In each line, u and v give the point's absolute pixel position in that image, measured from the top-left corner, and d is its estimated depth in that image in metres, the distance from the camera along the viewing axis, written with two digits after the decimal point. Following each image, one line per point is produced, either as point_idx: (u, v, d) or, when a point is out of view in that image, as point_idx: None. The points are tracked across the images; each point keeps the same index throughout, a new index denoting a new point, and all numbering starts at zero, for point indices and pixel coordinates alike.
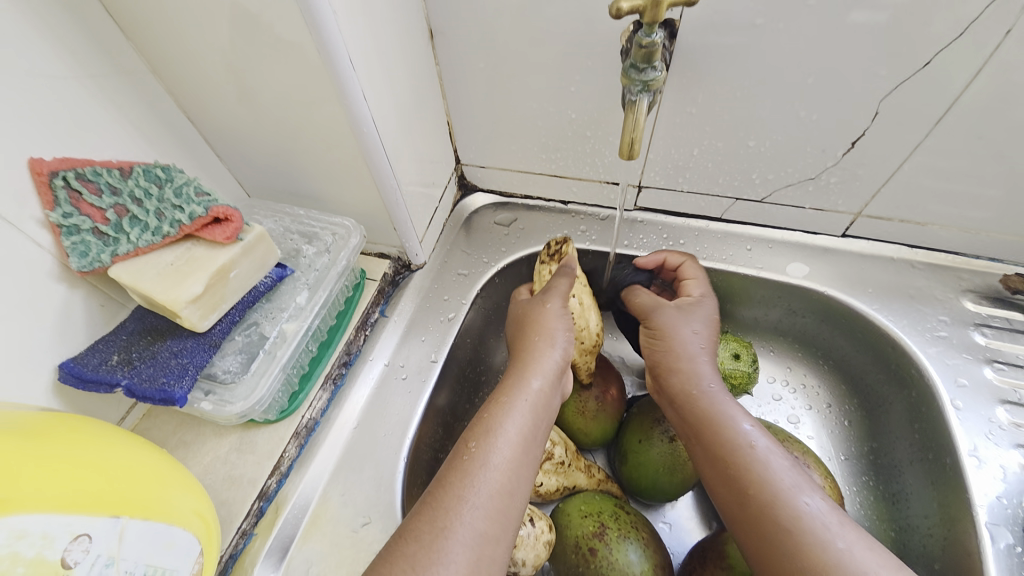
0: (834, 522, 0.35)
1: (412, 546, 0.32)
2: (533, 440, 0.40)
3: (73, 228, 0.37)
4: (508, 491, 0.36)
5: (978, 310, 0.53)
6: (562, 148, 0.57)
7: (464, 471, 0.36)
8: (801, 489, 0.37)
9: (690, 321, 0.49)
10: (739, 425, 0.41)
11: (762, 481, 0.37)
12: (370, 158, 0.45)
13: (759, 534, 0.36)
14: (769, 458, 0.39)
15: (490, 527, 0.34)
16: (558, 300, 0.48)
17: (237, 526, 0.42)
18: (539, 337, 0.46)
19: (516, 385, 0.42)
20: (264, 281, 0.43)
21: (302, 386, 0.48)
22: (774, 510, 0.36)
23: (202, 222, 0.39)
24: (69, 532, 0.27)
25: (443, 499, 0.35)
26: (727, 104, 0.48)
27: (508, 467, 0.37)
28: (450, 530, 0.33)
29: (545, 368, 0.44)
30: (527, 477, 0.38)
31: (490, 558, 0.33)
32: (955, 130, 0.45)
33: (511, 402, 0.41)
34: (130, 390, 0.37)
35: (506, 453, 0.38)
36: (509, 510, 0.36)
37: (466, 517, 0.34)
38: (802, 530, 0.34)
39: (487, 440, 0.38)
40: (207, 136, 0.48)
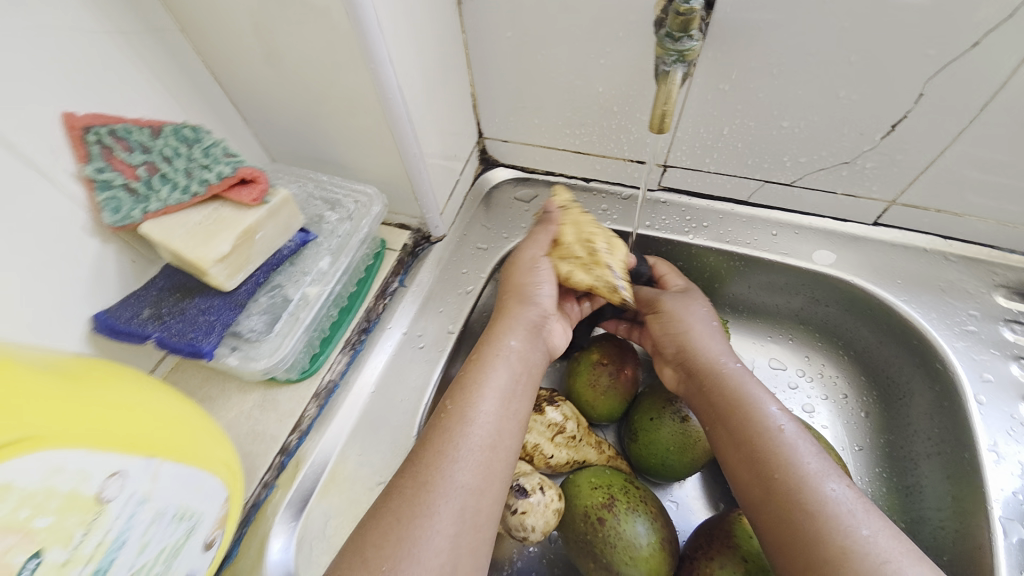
0: (858, 509, 0.35)
1: (396, 502, 0.35)
2: (516, 394, 0.42)
3: (106, 183, 0.37)
4: (493, 442, 0.39)
5: (1009, 306, 0.51)
6: (588, 123, 0.56)
7: (445, 427, 0.39)
8: (824, 475, 0.37)
9: (692, 307, 0.51)
10: (765, 408, 0.41)
11: (782, 466, 0.38)
12: (394, 125, 0.45)
13: (778, 520, 0.36)
14: (793, 443, 0.39)
15: (476, 479, 0.37)
16: (536, 254, 0.50)
17: (260, 478, 0.43)
18: (519, 291, 0.48)
19: (496, 338, 0.45)
20: (288, 245, 0.44)
21: (322, 349, 0.49)
22: (798, 495, 0.36)
23: (229, 183, 0.40)
24: (105, 470, 0.28)
25: (427, 456, 0.37)
26: (762, 81, 0.46)
27: (492, 422, 0.40)
28: (434, 484, 0.36)
29: (522, 322, 0.47)
30: (513, 431, 0.41)
31: (477, 509, 0.36)
32: (1004, 116, 0.42)
33: (489, 359, 0.43)
34: (161, 343, 0.38)
35: (488, 408, 0.40)
36: (495, 462, 0.38)
37: (450, 471, 0.36)
38: (824, 516, 0.35)
39: (465, 397, 0.41)
40: (234, 98, 0.48)
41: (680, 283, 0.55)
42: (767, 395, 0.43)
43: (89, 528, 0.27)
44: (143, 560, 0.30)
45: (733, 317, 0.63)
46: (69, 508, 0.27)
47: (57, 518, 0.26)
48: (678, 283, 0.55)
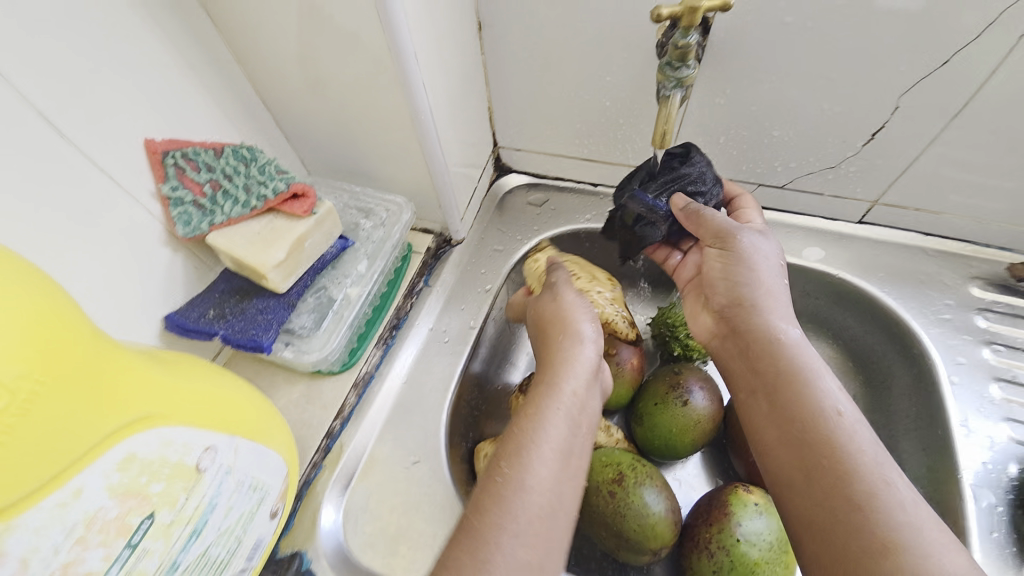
0: (910, 499, 0.33)
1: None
2: (571, 451, 0.41)
3: (178, 200, 0.43)
4: (550, 509, 0.37)
5: (983, 296, 0.56)
6: (596, 133, 0.61)
7: (498, 493, 0.37)
8: (883, 465, 0.35)
9: (755, 256, 0.47)
10: (822, 388, 0.38)
11: (834, 452, 0.35)
12: (424, 142, 0.50)
13: (827, 510, 0.34)
14: (852, 429, 0.36)
15: (533, 551, 0.35)
16: (571, 294, 0.52)
17: (310, 458, 0.49)
18: (565, 336, 0.48)
19: (548, 393, 0.43)
20: (330, 251, 0.50)
21: (359, 344, 0.55)
22: (845, 483, 0.34)
23: (283, 198, 0.45)
24: (201, 445, 0.34)
25: (484, 529, 0.35)
26: (755, 95, 0.51)
27: (549, 482, 0.38)
28: (492, 562, 0.34)
29: (576, 370, 0.45)
30: (569, 495, 0.39)
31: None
32: (970, 125, 0.47)
33: (543, 415, 0.41)
34: (227, 339, 0.44)
35: (540, 474, 0.38)
36: (553, 528, 0.37)
37: (506, 544, 0.35)
38: (874, 509, 0.33)
39: (520, 460, 0.38)
40: (278, 119, 0.53)
41: (758, 222, 0.52)
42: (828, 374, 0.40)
43: (190, 493, 0.33)
44: (227, 522, 0.36)
45: None
46: (176, 476, 0.32)
47: (166, 484, 0.31)
48: (749, 223, 0.52)
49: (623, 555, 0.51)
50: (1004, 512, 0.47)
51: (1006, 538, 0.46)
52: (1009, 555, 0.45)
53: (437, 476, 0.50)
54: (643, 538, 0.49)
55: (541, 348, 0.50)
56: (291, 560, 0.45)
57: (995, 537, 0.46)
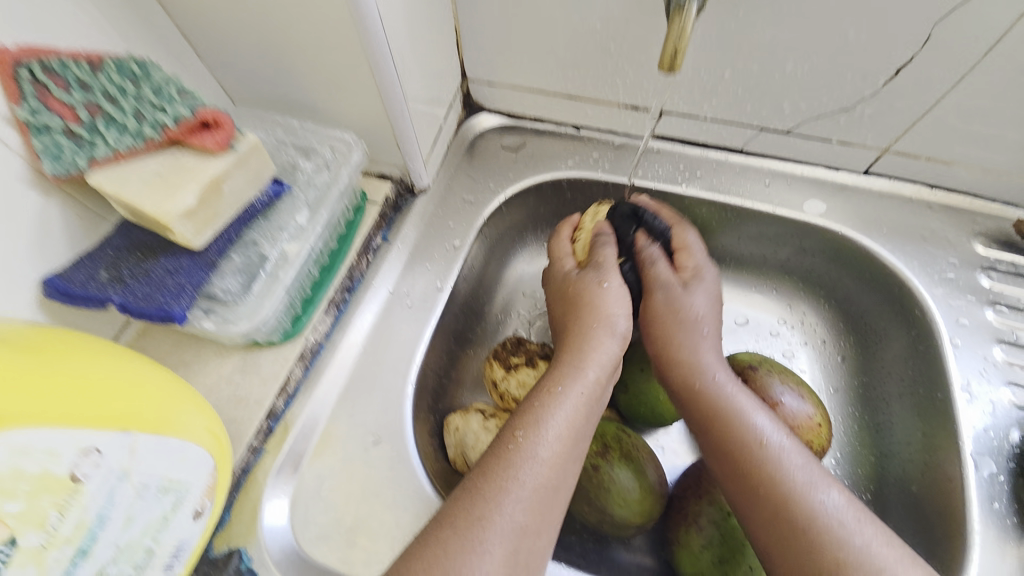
0: (850, 518, 0.34)
1: (447, 531, 0.31)
2: (581, 433, 0.37)
3: (43, 128, 0.32)
4: (553, 487, 0.34)
5: (987, 254, 0.53)
6: (582, 64, 0.52)
7: (508, 462, 0.34)
8: (817, 484, 0.35)
9: (687, 300, 0.45)
10: (754, 419, 0.39)
11: (772, 479, 0.36)
12: (374, 63, 0.40)
13: (771, 532, 0.35)
14: (784, 454, 0.37)
15: (530, 520, 0.32)
16: (615, 279, 0.44)
17: (248, 442, 0.41)
18: (598, 323, 0.42)
19: (569, 370, 0.39)
20: (259, 198, 0.40)
21: (304, 310, 0.46)
22: (792, 508, 0.34)
23: (189, 126, 0.35)
24: (75, 447, 0.26)
25: (486, 488, 0.32)
26: (770, 19, 0.43)
27: (555, 463, 0.35)
28: (487, 520, 0.31)
29: (600, 356, 0.40)
30: (569, 474, 0.36)
31: (529, 549, 0.32)
32: (1007, 60, 0.42)
33: (563, 392, 0.37)
34: (125, 308, 0.35)
35: (550, 450, 0.35)
36: (552, 503, 0.34)
37: (506, 508, 0.32)
38: (818, 531, 0.33)
39: (535, 429, 0.35)
40: (182, 27, 0.42)
41: (696, 262, 0.48)
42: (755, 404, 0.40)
43: (65, 509, 0.26)
44: (129, 536, 0.29)
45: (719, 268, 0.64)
46: (40, 490, 0.25)
47: (27, 502, 0.24)
48: (691, 261, 0.48)
49: (607, 530, 0.47)
50: (1005, 481, 0.44)
51: (1007, 508, 0.43)
52: (1009, 527, 0.42)
53: (400, 458, 0.44)
54: (625, 512, 0.45)
55: (559, 325, 0.45)
56: (227, 559, 0.38)
57: (995, 507, 0.43)
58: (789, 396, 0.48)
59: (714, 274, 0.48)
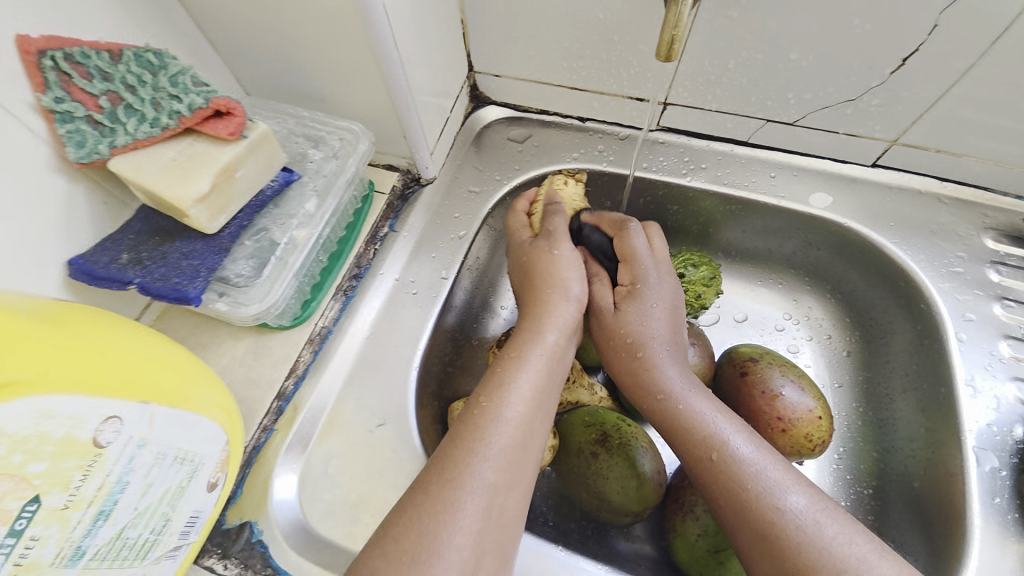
0: (817, 518, 0.33)
1: (421, 495, 0.32)
2: (545, 395, 0.39)
3: (66, 115, 0.34)
4: (521, 447, 0.35)
5: (997, 248, 0.52)
6: (586, 55, 0.52)
7: (475, 424, 0.35)
8: (777, 490, 0.35)
9: (628, 320, 0.44)
10: (708, 430, 0.39)
11: (733, 492, 0.36)
12: (379, 54, 0.41)
13: (751, 542, 0.34)
14: (742, 463, 0.36)
15: (503, 478, 0.33)
16: (567, 246, 0.46)
17: (259, 421, 0.44)
18: (552, 290, 0.44)
19: (531, 338, 0.41)
20: (271, 185, 0.42)
21: (314, 295, 0.48)
22: (755, 515, 0.34)
23: (203, 115, 0.37)
24: (98, 414, 0.28)
25: (456, 452, 0.34)
26: (773, 8, 0.43)
27: (522, 422, 0.36)
28: (459, 480, 0.32)
29: (559, 323, 0.42)
30: (540, 434, 0.37)
31: (502, 504, 0.33)
32: (1018, 48, 0.41)
33: (525, 357, 0.39)
34: (144, 289, 0.37)
35: (515, 412, 0.36)
36: (523, 461, 0.35)
37: (477, 468, 0.33)
38: (785, 538, 0.33)
39: (500, 392, 0.37)
40: (198, 20, 0.44)
41: (634, 277, 0.45)
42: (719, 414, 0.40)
43: (87, 472, 0.27)
44: (146, 502, 0.31)
45: (724, 261, 0.63)
46: (65, 453, 0.26)
47: (52, 464, 0.26)
48: (630, 276, 0.45)
49: (605, 517, 0.47)
50: (1007, 477, 0.44)
51: (1009, 504, 0.43)
52: (1010, 523, 0.42)
53: (403, 439, 0.45)
54: (624, 499, 0.46)
55: (519, 301, 0.47)
56: (239, 531, 0.40)
57: (996, 503, 0.43)
58: (789, 389, 0.48)
59: (665, 285, 0.45)
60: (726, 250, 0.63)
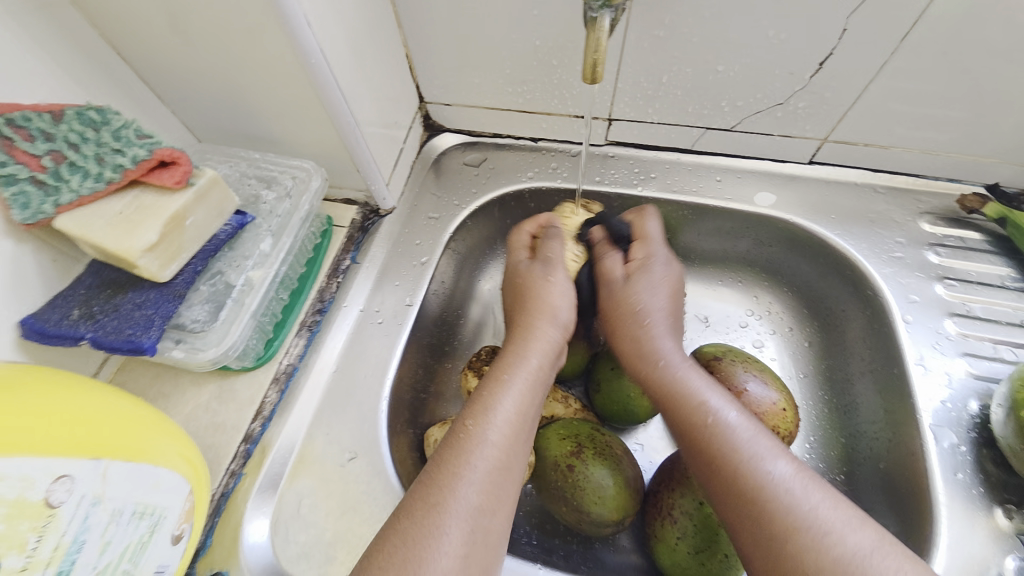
0: (798, 487, 0.34)
1: (404, 522, 0.32)
2: (528, 419, 0.39)
3: (10, 178, 0.34)
4: (503, 468, 0.35)
5: (934, 231, 0.55)
6: (529, 80, 0.54)
7: (459, 448, 0.35)
8: (765, 456, 0.35)
9: (636, 287, 0.46)
10: (703, 398, 0.39)
11: (724, 453, 0.36)
12: (323, 94, 0.43)
13: (726, 500, 0.36)
14: (732, 429, 0.37)
15: (487, 500, 0.34)
16: (557, 272, 0.47)
17: (226, 467, 0.43)
18: (541, 315, 0.44)
19: (513, 361, 0.41)
20: (224, 229, 0.42)
21: (276, 333, 0.48)
22: (740, 480, 0.35)
23: (148, 166, 0.37)
24: (49, 474, 0.28)
25: (439, 477, 0.34)
26: (694, 24, 0.46)
27: (505, 445, 0.36)
28: (443, 505, 0.32)
29: (543, 345, 0.43)
30: (522, 456, 0.37)
31: (486, 530, 0.33)
32: (922, 46, 0.44)
33: (507, 380, 0.39)
34: (96, 343, 0.37)
35: (500, 432, 0.36)
36: (507, 483, 0.35)
37: (460, 491, 0.33)
38: (767, 498, 0.34)
39: (484, 415, 0.37)
40: (145, 76, 0.45)
41: (647, 254, 0.49)
42: (710, 383, 0.41)
43: (42, 533, 0.27)
44: (105, 561, 0.30)
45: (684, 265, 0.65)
46: (18, 515, 0.26)
47: (6, 526, 0.25)
48: (643, 253, 0.49)
49: (586, 530, 0.47)
50: (966, 451, 0.45)
51: (970, 479, 0.44)
52: (975, 496, 0.43)
53: (376, 471, 0.45)
54: (602, 510, 0.45)
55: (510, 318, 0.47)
56: None
57: (960, 478, 0.44)
58: (753, 383, 0.49)
59: (666, 261, 0.49)
60: (685, 255, 0.65)
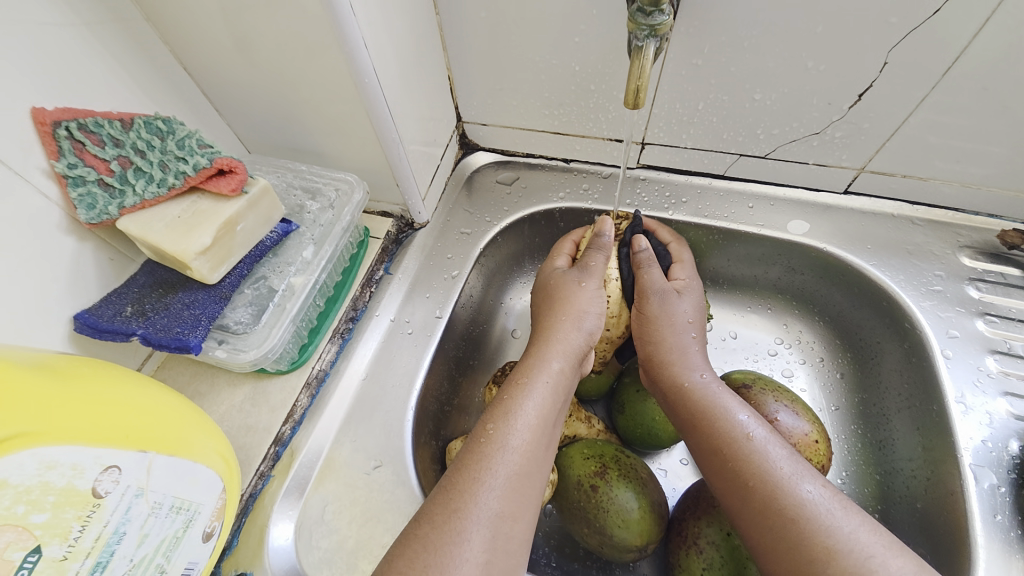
0: (835, 507, 0.34)
1: (426, 526, 0.32)
2: (551, 421, 0.39)
3: (78, 179, 0.37)
4: (529, 473, 0.36)
5: (974, 266, 0.54)
6: (566, 103, 0.56)
7: (481, 454, 0.36)
8: (799, 475, 0.36)
9: (675, 307, 0.48)
10: (735, 416, 0.40)
11: (759, 473, 0.37)
12: (372, 112, 0.45)
13: (758, 522, 0.35)
14: (766, 445, 0.38)
15: (507, 507, 0.34)
16: (592, 281, 0.47)
17: (256, 468, 0.44)
18: (565, 316, 0.45)
19: (535, 365, 0.42)
20: (270, 236, 0.44)
21: (311, 340, 0.49)
22: (775, 501, 0.35)
23: (207, 174, 0.39)
24: (97, 464, 0.29)
25: (460, 482, 0.34)
26: (733, 54, 0.46)
27: (527, 451, 0.36)
28: (464, 510, 0.33)
29: (565, 348, 0.43)
30: (543, 465, 0.38)
31: (507, 537, 0.33)
32: (964, 81, 0.44)
33: (531, 384, 0.40)
34: (146, 340, 0.38)
35: (523, 429, 0.37)
36: (528, 489, 0.35)
37: (481, 497, 0.33)
38: (804, 521, 0.34)
39: (506, 421, 0.37)
40: (205, 89, 0.48)
41: (686, 275, 0.51)
42: (736, 402, 0.42)
43: (86, 522, 0.28)
44: (142, 553, 0.31)
45: (712, 290, 0.65)
46: (65, 503, 0.27)
47: (53, 514, 0.26)
48: (682, 274, 0.51)
49: (607, 554, 0.46)
50: (1007, 492, 0.43)
51: (1010, 521, 0.42)
52: (1012, 539, 0.41)
53: (400, 480, 0.45)
54: (623, 533, 0.44)
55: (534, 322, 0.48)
56: None
57: (998, 520, 0.42)
58: (784, 414, 0.48)
59: (700, 289, 0.51)
60: (714, 280, 0.65)
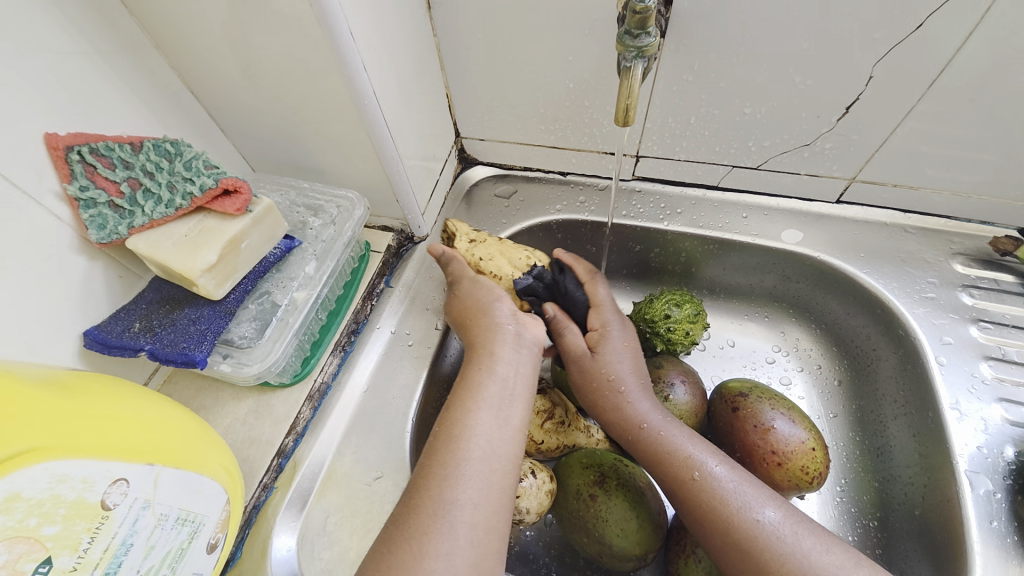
0: (789, 532, 0.36)
1: (392, 528, 0.33)
2: (501, 405, 0.39)
3: (90, 202, 0.38)
4: (484, 458, 0.36)
5: (967, 272, 0.55)
6: (561, 118, 0.57)
7: (434, 450, 0.36)
8: (753, 505, 0.37)
9: (606, 362, 0.48)
10: (686, 452, 0.41)
11: (716, 506, 0.38)
12: (372, 131, 0.46)
13: (725, 550, 0.37)
14: (718, 481, 0.39)
15: (465, 493, 0.34)
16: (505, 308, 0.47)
17: (260, 479, 0.45)
18: (489, 321, 0.46)
19: (477, 364, 0.43)
20: (273, 252, 0.45)
21: (313, 352, 0.51)
22: (733, 534, 0.37)
23: (212, 195, 0.41)
24: (107, 477, 0.29)
25: (417, 480, 0.35)
26: (722, 70, 0.48)
27: (476, 437, 0.37)
28: (421, 505, 0.33)
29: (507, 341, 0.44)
30: (505, 446, 0.37)
31: (471, 525, 0.33)
32: (949, 93, 0.45)
33: (474, 380, 0.41)
34: (153, 354, 0.39)
35: (480, 423, 0.37)
36: (491, 475, 0.35)
37: (439, 490, 0.34)
38: (760, 551, 0.35)
39: (451, 416, 0.38)
40: (210, 111, 0.49)
41: (604, 321, 0.51)
42: (686, 434, 0.43)
43: (95, 534, 0.29)
44: (148, 564, 0.32)
45: (709, 298, 0.66)
46: (75, 516, 0.28)
47: (64, 526, 0.27)
48: (599, 320, 0.51)
49: (607, 563, 0.47)
50: (1003, 499, 0.44)
51: (1007, 527, 0.42)
52: (1011, 545, 0.42)
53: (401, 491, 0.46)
54: (622, 542, 0.45)
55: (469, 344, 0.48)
56: None
57: (995, 526, 0.43)
58: (782, 421, 0.48)
59: (624, 327, 0.51)
60: (710, 289, 0.66)
